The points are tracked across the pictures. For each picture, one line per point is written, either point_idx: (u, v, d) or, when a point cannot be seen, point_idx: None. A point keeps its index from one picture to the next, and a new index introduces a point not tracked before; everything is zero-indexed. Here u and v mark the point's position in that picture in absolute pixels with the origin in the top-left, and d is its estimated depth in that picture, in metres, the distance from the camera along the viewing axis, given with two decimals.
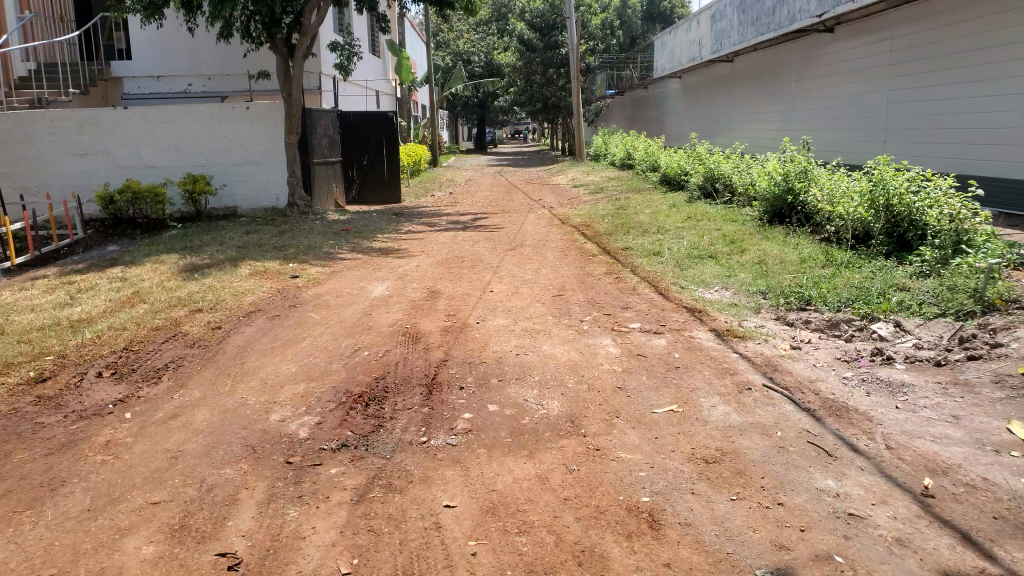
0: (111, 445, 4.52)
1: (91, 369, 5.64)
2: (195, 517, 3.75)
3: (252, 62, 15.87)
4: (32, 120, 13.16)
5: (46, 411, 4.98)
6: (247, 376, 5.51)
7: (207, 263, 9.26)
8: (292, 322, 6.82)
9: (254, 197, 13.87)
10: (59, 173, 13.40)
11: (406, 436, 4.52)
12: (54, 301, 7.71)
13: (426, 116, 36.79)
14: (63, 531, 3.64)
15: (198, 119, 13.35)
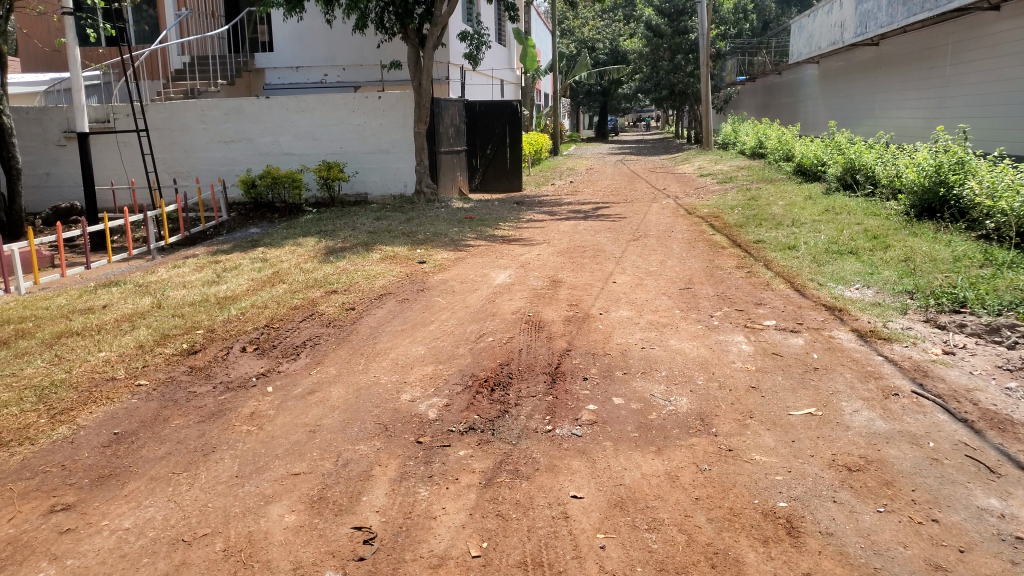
0: (255, 416, 4.79)
1: (236, 343, 6.00)
2: (331, 490, 3.91)
3: (385, 53, 16.37)
4: (186, 109, 14.15)
5: (198, 380, 5.35)
6: (379, 357, 5.70)
7: (342, 247, 9.65)
8: (420, 306, 7.00)
9: (383, 184, 14.32)
10: (208, 159, 14.36)
11: (531, 424, 4.54)
12: (204, 278, 8.26)
13: (548, 104, 36.83)
14: (215, 494, 3.90)
15: (333, 108, 13.92)
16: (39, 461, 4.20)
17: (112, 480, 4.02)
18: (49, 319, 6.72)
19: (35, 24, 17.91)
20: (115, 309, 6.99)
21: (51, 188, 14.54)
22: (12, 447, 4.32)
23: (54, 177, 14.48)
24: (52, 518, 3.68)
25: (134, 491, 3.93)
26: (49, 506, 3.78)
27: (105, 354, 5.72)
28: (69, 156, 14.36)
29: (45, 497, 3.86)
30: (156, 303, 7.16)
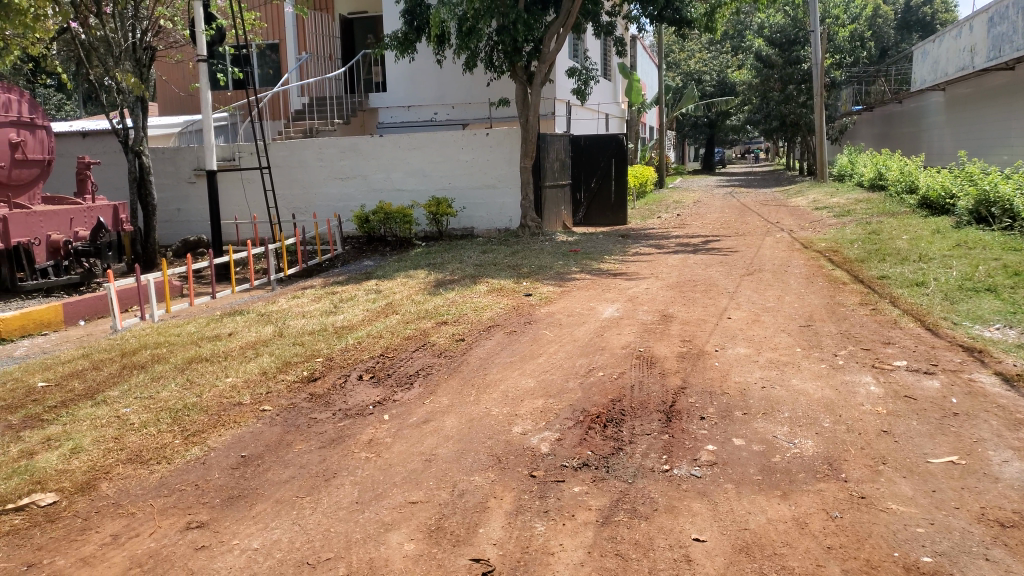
0: (373, 443, 4.91)
1: (354, 371, 6.20)
2: (449, 520, 3.94)
3: (493, 90, 16.78)
4: (305, 148, 14.90)
5: (317, 407, 5.52)
6: (490, 388, 5.74)
7: (451, 279, 9.85)
8: (529, 339, 7.02)
9: (489, 218, 14.55)
10: (324, 195, 15.04)
11: (647, 462, 4.45)
12: (322, 308, 8.61)
13: (653, 138, 36.66)
14: (337, 519, 4.00)
15: (443, 145, 14.33)
16: (175, 479, 4.44)
17: (241, 501, 4.20)
18: (181, 345, 7.14)
19: (173, 71, 19.40)
20: (240, 337, 7.36)
21: (182, 223, 15.57)
22: (151, 465, 4.58)
23: (185, 213, 15.50)
24: (188, 535, 3.87)
25: (262, 513, 4.08)
26: (185, 523, 3.97)
27: (233, 380, 6.01)
28: (198, 192, 15.35)
29: (182, 514, 4.06)
30: (277, 332, 7.49)
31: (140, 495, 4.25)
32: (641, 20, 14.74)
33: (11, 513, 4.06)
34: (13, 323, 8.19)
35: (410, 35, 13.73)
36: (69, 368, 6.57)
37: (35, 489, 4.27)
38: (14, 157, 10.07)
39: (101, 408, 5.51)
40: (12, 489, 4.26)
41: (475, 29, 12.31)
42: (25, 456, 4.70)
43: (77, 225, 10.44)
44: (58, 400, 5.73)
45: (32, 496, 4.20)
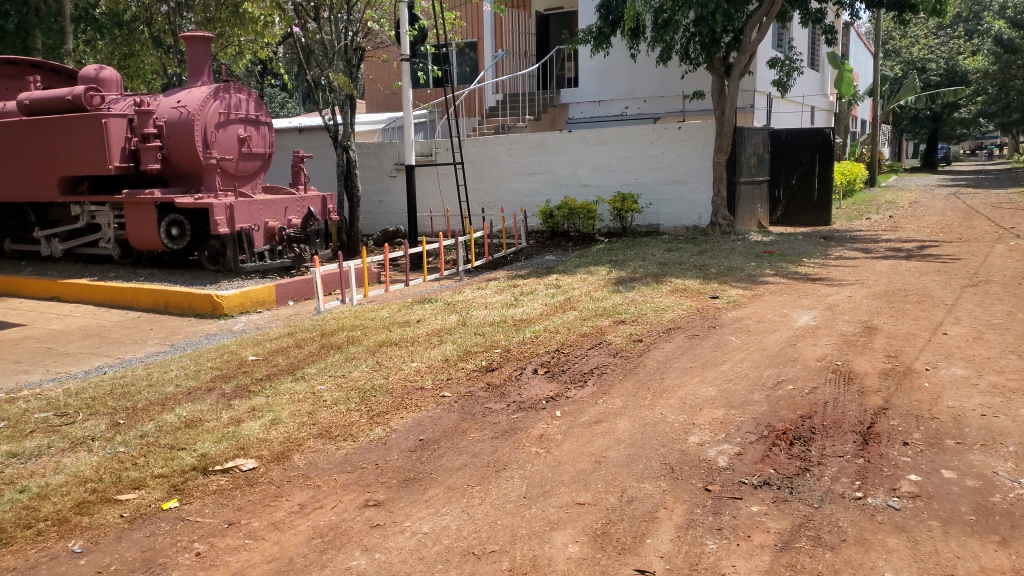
0: (544, 438, 4.89)
1: (529, 365, 6.23)
2: (616, 526, 3.83)
3: (688, 83, 16.18)
4: (497, 143, 15.32)
5: (493, 397, 5.60)
6: (667, 394, 5.52)
7: (633, 277, 9.67)
8: (711, 344, 6.70)
9: (677, 216, 14.07)
10: (513, 190, 15.37)
11: (837, 487, 4.06)
12: (504, 300, 8.77)
13: (865, 132, 33.91)
14: (505, 512, 4.01)
15: (633, 139, 14.10)
16: (358, 457, 4.68)
17: (415, 484, 4.34)
18: (373, 328, 7.58)
19: (380, 70, 20.74)
20: (426, 325, 7.66)
21: (382, 214, 16.59)
22: (338, 441, 4.88)
23: (385, 204, 16.49)
24: (366, 512, 4.06)
25: (433, 497, 4.19)
26: (363, 500, 4.17)
27: (416, 365, 6.27)
28: (397, 185, 16.25)
29: (362, 491, 4.27)
30: (461, 321, 7.73)
31: (327, 468, 4.54)
32: (856, 5, 13.61)
33: (217, 474, 4.48)
34: (233, 301, 9.12)
35: (604, 29, 13.66)
36: (276, 345, 7.20)
37: (238, 454, 4.69)
38: (241, 151, 11.22)
39: (300, 383, 5.97)
40: (220, 452, 4.70)
41: (671, 20, 12.11)
42: (233, 422, 5.18)
43: (290, 213, 11.39)
44: (265, 373, 6.29)
45: (236, 460, 4.61)
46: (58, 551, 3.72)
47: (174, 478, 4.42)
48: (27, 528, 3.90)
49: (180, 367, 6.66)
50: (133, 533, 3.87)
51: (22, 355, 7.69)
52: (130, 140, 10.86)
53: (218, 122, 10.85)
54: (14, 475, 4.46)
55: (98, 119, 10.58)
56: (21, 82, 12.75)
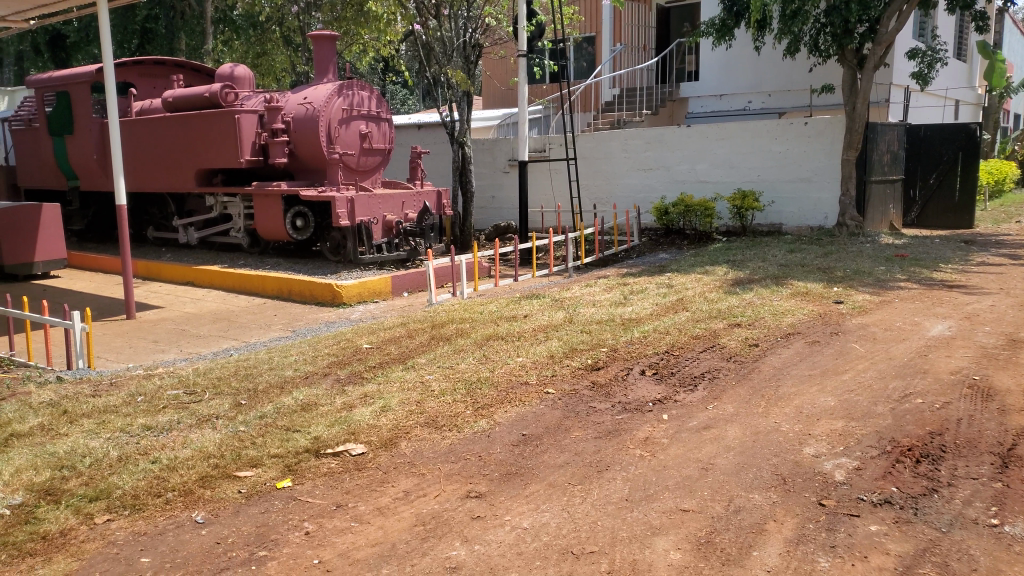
0: (649, 441, 4.78)
1: (637, 365, 6.10)
2: (721, 536, 3.69)
3: (817, 76, 15.33)
4: (612, 139, 15.16)
5: (598, 396, 5.53)
6: (782, 402, 5.27)
7: (751, 278, 9.31)
8: (833, 351, 6.34)
9: (800, 215, 13.43)
10: (627, 185, 15.16)
11: (969, 512, 3.76)
12: (614, 298, 8.65)
13: (1017, 127, 31.21)
14: (605, 513, 3.95)
15: (755, 135, 13.60)
16: (462, 448, 4.74)
17: (517, 479, 4.34)
18: (482, 322, 7.66)
19: (497, 67, 20.96)
20: (534, 320, 7.66)
21: (495, 209, 16.76)
22: (444, 431, 4.96)
23: (498, 200, 16.65)
24: (467, 503, 4.10)
25: (534, 493, 4.18)
26: (465, 491, 4.22)
27: (522, 360, 6.28)
28: (511, 181, 16.37)
29: (464, 482, 4.32)
30: (569, 318, 7.68)
31: (432, 457, 4.62)
32: None
33: (328, 456, 4.66)
34: (352, 290, 9.48)
35: (727, 21, 13.19)
36: (389, 334, 7.41)
37: (349, 438, 4.85)
38: (362, 147, 11.64)
39: (410, 372, 6.12)
40: (332, 436, 4.88)
41: (800, 11, 11.66)
42: (346, 408, 5.37)
43: (407, 208, 11.69)
44: (377, 361, 6.49)
45: (346, 444, 4.78)
46: (183, 520, 3.97)
47: (289, 458, 4.63)
48: (157, 496, 4.19)
49: (299, 352, 6.98)
50: (249, 508, 4.08)
51: (159, 335, 8.28)
52: (261, 135, 11.47)
53: (341, 118, 11.29)
54: (147, 447, 4.80)
55: (232, 116, 11.23)
56: (166, 81, 13.72)
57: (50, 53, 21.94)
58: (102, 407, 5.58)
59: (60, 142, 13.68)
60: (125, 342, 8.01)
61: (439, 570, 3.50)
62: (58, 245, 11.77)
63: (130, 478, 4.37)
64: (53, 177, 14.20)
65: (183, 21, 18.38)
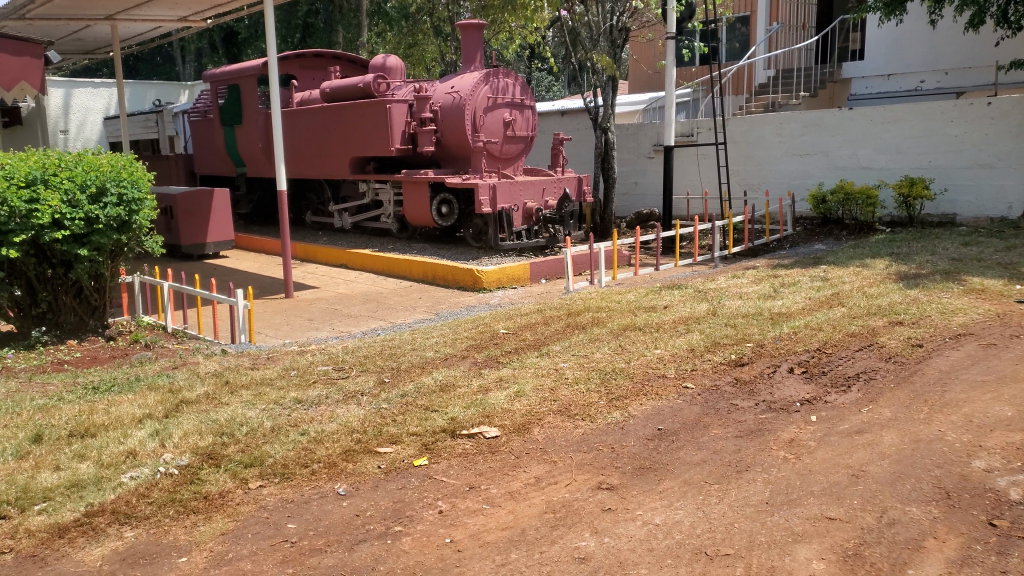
0: (794, 443, 4.51)
1: (784, 363, 5.78)
2: (871, 549, 3.42)
3: (1004, 51, 13.93)
4: (765, 123, 14.44)
5: (741, 394, 5.29)
6: (947, 409, 4.81)
7: (918, 273, 8.58)
8: (1013, 356, 5.70)
9: (978, 205, 12.20)
10: (780, 172, 14.41)
11: None
12: (762, 291, 8.24)
13: None
14: (743, 515, 3.77)
15: (927, 117, 12.51)
16: (595, 438, 4.68)
17: (650, 474, 4.23)
18: (620, 311, 7.54)
19: (644, 51, 20.55)
20: (674, 311, 7.45)
21: (638, 195, 16.44)
22: (577, 420, 4.92)
23: (642, 185, 16.33)
24: (598, 494, 4.04)
25: (668, 490, 4.06)
26: (596, 483, 4.16)
27: (660, 352, 6.13)
28: (656, 166, 16.00)
29: (596, 473, 4.26)
30: (712, 310, 7.40)
31: (565, 445, 4.59)
32: None
33: (463, 438, 4.75)
34: (492, 276, 9.64)
35: None
36: (526, 320, 7.45)
37: (483, 421, 4.93)
38: (506, 134, 11.78)
39: (544, 359, 6.13)
40: (467, 418, 4.98)
41: None
42: (481, 391, 5.45)
43: (547, 195, 11.73)
44: (514, 346, 6.55)
45: (480, 427, 4.85)
46: (327, 491, 4.18)
47: (426, 437, 4.76)
48: (304, 467, 4.44)
49: (440, 335, 7.17)
50: (388, 484, 4.24)
51: (313, 314, 8.78)
52: (410, 124, 11.87)
53: (486, 107, 11.47)
54: (297, 419, 5.10)
55: (384, 106, 11.69)
56: (324, 73, 14.50)
57: (225, 49, 23.83)
58: (259, 379, 6.00)
59: (230, 132, 14.80)
60: (283, 319, 8.56)
61: (567, 559, 3.48)
62: (227, 227, 12.77)
63: (282, 447, 4.67)
64: (225, 165, 15.41)
65: (342, 15, 19.41)
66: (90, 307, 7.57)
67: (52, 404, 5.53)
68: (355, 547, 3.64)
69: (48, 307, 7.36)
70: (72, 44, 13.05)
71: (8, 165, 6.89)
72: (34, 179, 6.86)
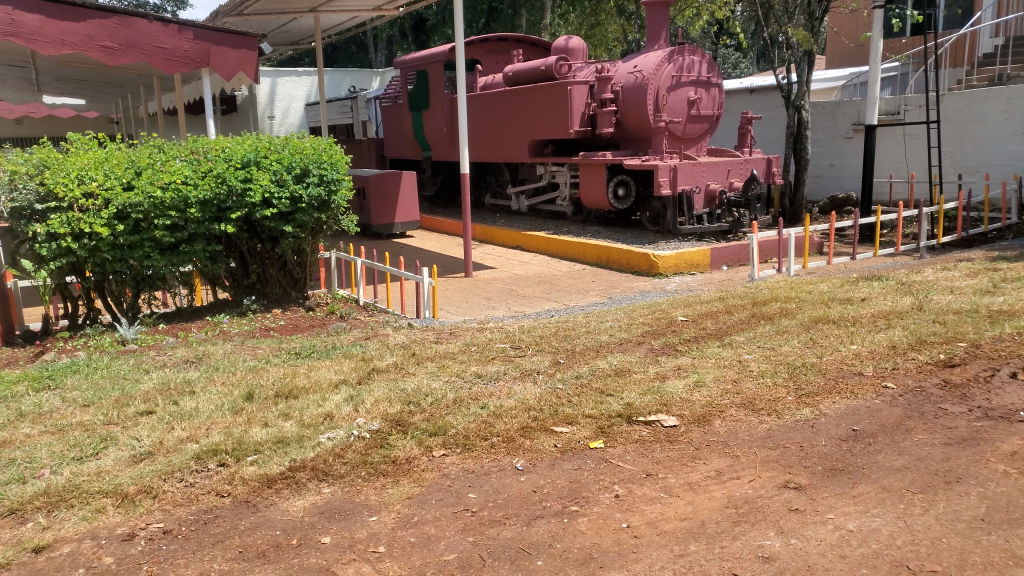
0: (1017, 457, 4.02)
1: (1005, 366, 5.17)
2: None
3: None
4: (988, 98, 12.99)
5: (951, 398, 4.80)
6: None
7: None
8: None
9: None
10: (1004, 153, 12.93)
11: None
12: (976, 286, 7.42)
13: None
14: (953, 531, 3.42)
15: None
16: (781, 435, 4.44)
17: (844, 476, 3.95)
18: (811, 302, 7.10)
19: (845, 22, 19.22)
20: (873, 305, 6.91)
21: (832, 178, 15.41)
22: (761, 415, 4.69)
23: (836, 168, 15.29)
24: (784, 494, 3.83)
25: (864, 495, 3.77)
26: (783, 481, 3.95)
27: (856, 348, 5.70)
28: (854, 148, 14.90)
29: (782, 471, 4.04)
30: (917, 305, 6.77)
31: (747, 440, 4.40)
32: None
33: (640, 424, 4.68)
34: (669, 261, 9.42)
35: None
36: (706, 308, 7.21)
37: (661, 409, 4.82)
38: (690, 114, 11.43)
39: (727, 349, 5.91)
40: (644, 404, 4.90)
41: None
42: (659, 377, 5.36)
43: (733, 176, 11.25)
44: (693, 334, 6.36)
45: (658, 414, 4.76)
46: (505, 465, 4.28)
47: (602, 420, 4.74)
48: (484, 439, 4.57)
49: (615, 319, 7.11)
50: (564, 463, 4.26)
51: (491, 293, 9.02)
52: (590, 105, 11.81)
53: (670, 85, 11.18)
54: (477, 393, 5.26)
55: (565, 87, 11.71)
56: (508, 56, 14.78)
57: (414, 36, 24.96)
58: (442, 352, 6.26)
59: (417, 117, 15.50)
60: (462, 297, 8.87)
61: (750, 557, 3.32)
62: (412, 208, 13.41)
63: (463, 419, 4.84)
64: (412, 148, 16.19)
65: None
66: (292, 279, 8.24)
67: (261, 365, 6.10)
68: (533, 522, 3.69)
69: (257, 278, 8.08)
70: (281, 36, 14.19)
71: (228, 148, 7.62)
72: (249, 161, 7.54)
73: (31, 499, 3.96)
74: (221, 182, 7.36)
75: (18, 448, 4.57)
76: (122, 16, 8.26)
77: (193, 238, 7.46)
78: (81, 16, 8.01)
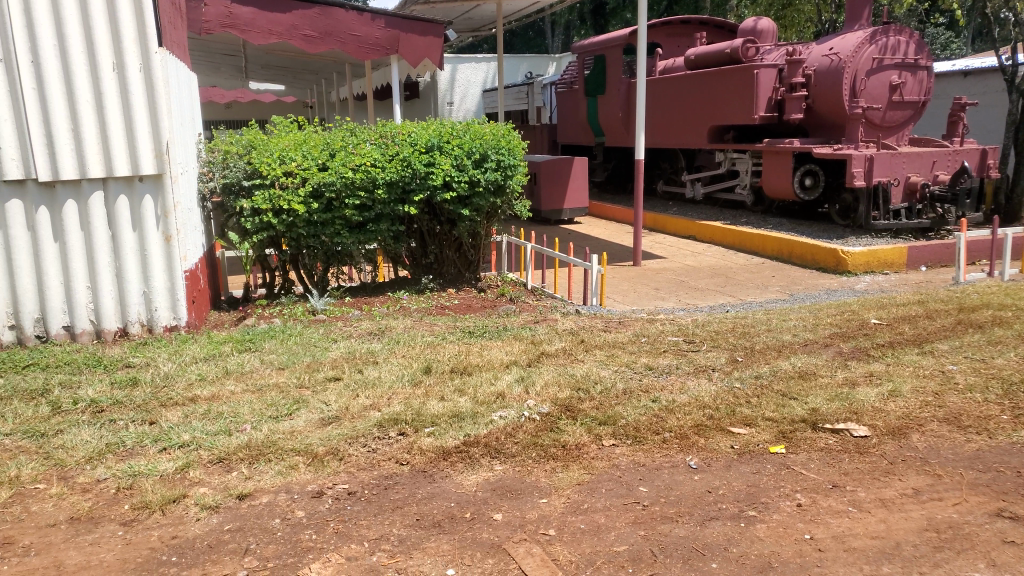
0: None
1: None
2: None
3: None
4: None
5: None
6: None
7: None
8: None
9: None
10: None
11: None
12: None
13: None
14: None
15: None
16: (993, 458, 3.99)
17: None
18: None
19: None
20: None
21: None
22: (969, 433, 4.24)
23: None
24: (997, 523, 3.43)
25: None
26: (995, 508, 3.55)
27: None
28: None
29: (994, 497, 3.63)
30: None
31: (951, 459, 4.00)
32: None
33: (826, 432, 4.38)
34: (860, 258, 8.76)
35: None
36: (902, 312, 6.64)
37: (851, 418, 4.49)
38: (891, 99, 10.57)
39: (927, 358, 5.41)
40: (831, 411, 4.59)
41: None
42: (847, 384, 4.99)
43: (938, 169, 10.29)
44: (887, 339, 5.88)
45: (847, 423, 4.43)
46: (678, 461, 4.16)
47: (783, 424, 4.48)
48: (657, 434, 4.46)
49: (798, 318, 6.71)
50: (741, 466, 4.08)
51: (661, 284, 8.82)
52: (778, 90, 11.25)
53: (870, 69, 10.39)
54: (649, 386, 5.16)
55: (751, 71, 11.19)
56: (690, 40, 14.34)
57: (593, 21, 24.83)
58: (613, 341, 6.19)
59: (593, 102, 15.44)
60: (631, 287, 8.74)
61: None
62: (583, 194, 13.41)
63: (634, 411, 4.76)
64: (586, 134, 16.16)
65: None
66: (467, 260, 8.50)
67: (438, 341, 6.33)
68: (708, 523, 3.56)
69: (434, 259, 8.41)
70: (464, 23, 14.60)
71: (413, 133, 7.92)
72: (432, 145, 7.81)
73: (236, 450, 4.34)
74: (406, 165, 7.68)
75: (225, 402, 5.03)
76: (323, 7, 8.79)
77: (379, 218, 7.85)
78: (288, 7, 8.61)
